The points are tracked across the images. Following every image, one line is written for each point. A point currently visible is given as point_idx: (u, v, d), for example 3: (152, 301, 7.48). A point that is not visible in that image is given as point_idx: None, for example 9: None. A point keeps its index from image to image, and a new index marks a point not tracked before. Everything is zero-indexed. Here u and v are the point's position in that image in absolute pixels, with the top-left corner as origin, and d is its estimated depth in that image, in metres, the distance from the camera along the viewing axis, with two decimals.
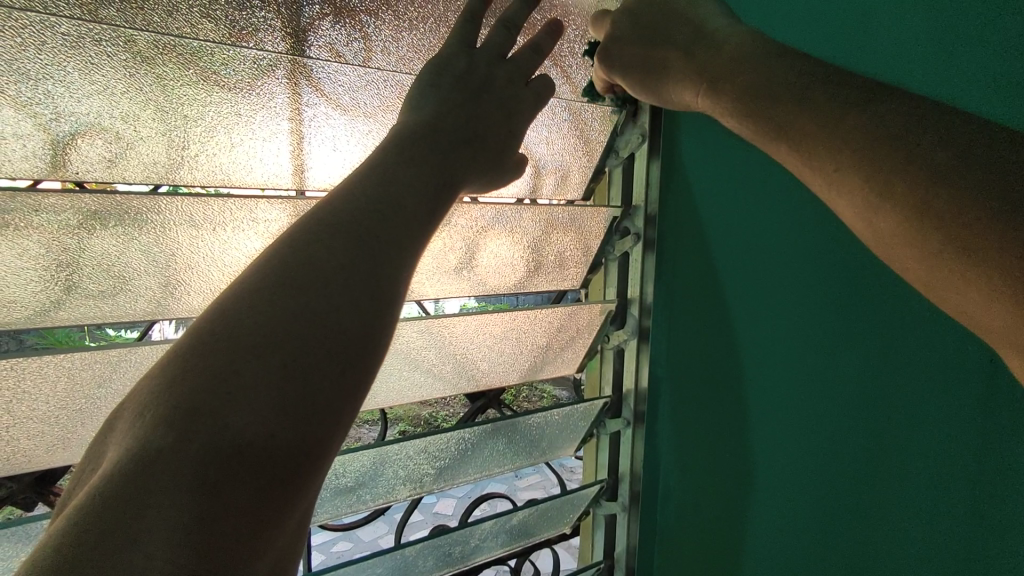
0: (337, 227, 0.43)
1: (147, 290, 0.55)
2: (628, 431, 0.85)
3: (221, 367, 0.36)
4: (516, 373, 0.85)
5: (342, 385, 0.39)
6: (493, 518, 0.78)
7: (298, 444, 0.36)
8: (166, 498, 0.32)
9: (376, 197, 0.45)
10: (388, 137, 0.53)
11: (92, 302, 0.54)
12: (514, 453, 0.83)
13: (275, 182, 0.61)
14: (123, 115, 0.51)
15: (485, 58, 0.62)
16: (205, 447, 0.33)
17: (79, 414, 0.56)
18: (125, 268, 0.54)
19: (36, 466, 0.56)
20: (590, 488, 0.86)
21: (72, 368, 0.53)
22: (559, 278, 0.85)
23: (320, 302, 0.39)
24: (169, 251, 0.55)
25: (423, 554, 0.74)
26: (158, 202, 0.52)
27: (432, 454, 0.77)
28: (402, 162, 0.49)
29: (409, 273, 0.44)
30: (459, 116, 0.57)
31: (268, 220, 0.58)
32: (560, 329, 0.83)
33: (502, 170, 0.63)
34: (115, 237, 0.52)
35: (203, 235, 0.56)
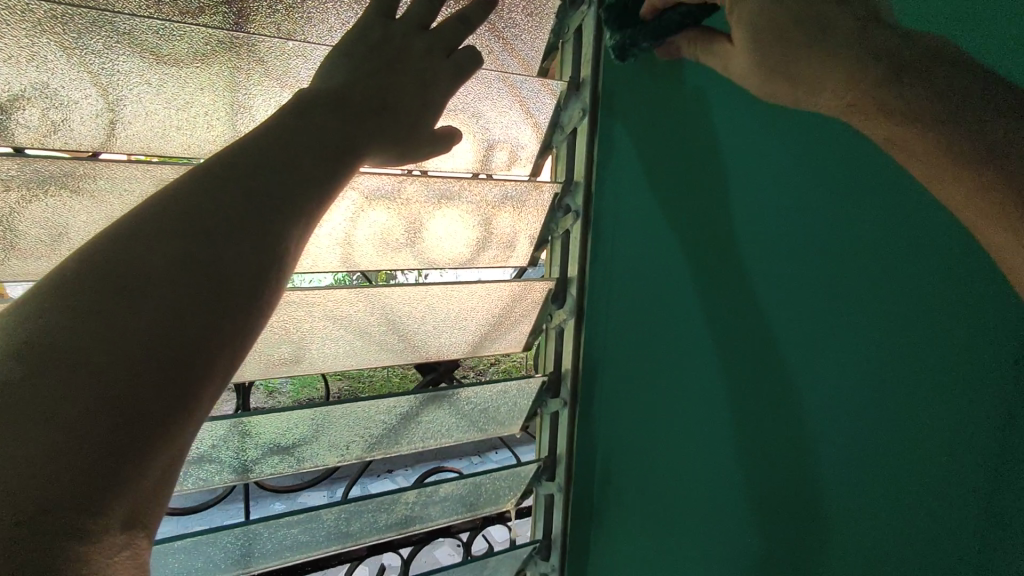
0: (222, 200, 0.43)
1: (77, 248, 0.61)
2: (566, 412, 0.83)
3: (79, 320, 0.35)
4: (462, 346, 0.86)
5: (221, 336, 0.39)
6: (422, 489, 0.79)
7: (160, 404, 0.35)
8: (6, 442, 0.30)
9: (266, 175, 0.46)
10: (290, 103, 0.53)
11: (26, 257, 0.59)
12: (457, 425, 0.85)
13: (207, 149, 0.65)
14: (34, 84, 0.54)
15: (404, 29, 0.61)
16: (56, 394, 0.32)
17: None
18: (52, 226, 0.58)
19: None
20: (524, 466, 0.86)
21: None
22: (507, 254, 0.84)
23: (196, 267, 0.39)
24: (91, 213, 0.59)
25: (351, 517, 0.77)
26: (71, 166, 0.55)
27: (366, 422, 0.79)
28: (300, 127, 0.50)
29: (297, 240, 0.46)
30: (368, 89, 0.57)
31: None
32: (503, 306, 0.83)
33: (418, 140, 0.63)
34: (34, 200, 0.56)
35: (125, 199, 0.60)
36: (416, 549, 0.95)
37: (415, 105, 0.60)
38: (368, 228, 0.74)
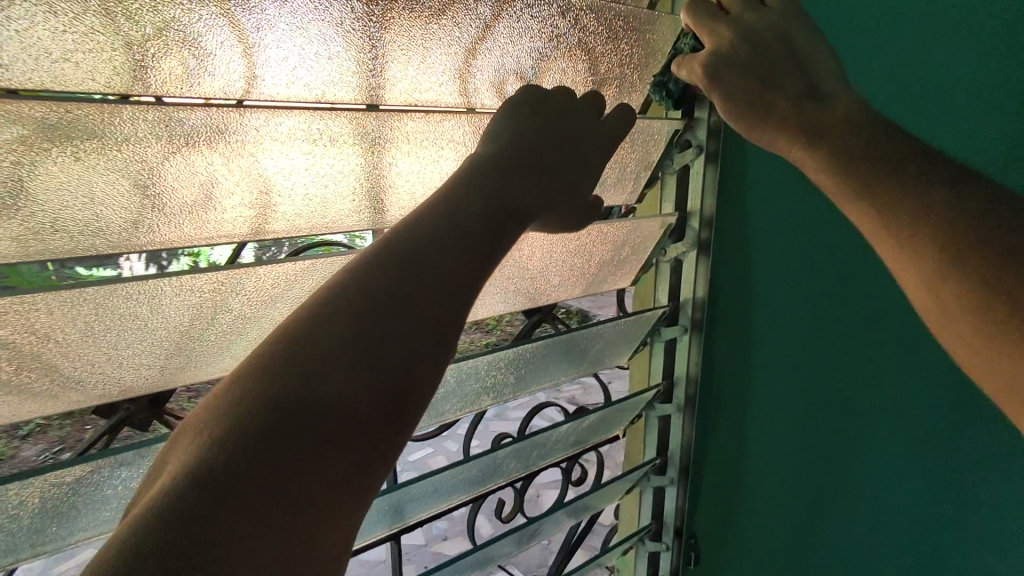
0: (395, 263, 0.48)
1: (236, 211, 0.54)
2: (685, 338, 0.88)
3: (304, 374, 0.41)
4: (577, 289, 0.86)
5: (392, 415, 0.42)
6: (569, 421, 0.83)
7: (364, 443, 0.40)
8: (243, 480, 0.35)
9: (433, 239, 0.50)
10: (464, 172, 0.58)
11: (179, 223, 0.52)
12: (578, 364, 0.86)
13: (354, 98, 0.57)
14: (206, 21, 0.47)
15: (563, 98, 0.66)
16: (293, 443, 0.38)
17: (181, 342, 0.55)
18: (212, 186, 0.52)
19: (143, 392, 0.56)
20: (646, 393, 0.89)
21: (169, 296, 0.51)
22: (620, 194, 0.83)
23: (384, 325, 0.44)
24: (257, 169, 0.53)
25: (507, 454, 0.80)
26: (247, 116, 0.50)
27: (511, 367, 0.79)
28: (473, 195, 0.55)
29: (459, 310, 0.48)
30: (531, 152, 0.61)
31: (351, 136, 0.56)
32: (623, 244, 0.83)
33: (583, 197, 0.66)
34: (204, 154, 0.50)
35: (292, 153, 0.54)
36: (527, 484, 0.98)
37: (578, 167, 0.64)
38: None
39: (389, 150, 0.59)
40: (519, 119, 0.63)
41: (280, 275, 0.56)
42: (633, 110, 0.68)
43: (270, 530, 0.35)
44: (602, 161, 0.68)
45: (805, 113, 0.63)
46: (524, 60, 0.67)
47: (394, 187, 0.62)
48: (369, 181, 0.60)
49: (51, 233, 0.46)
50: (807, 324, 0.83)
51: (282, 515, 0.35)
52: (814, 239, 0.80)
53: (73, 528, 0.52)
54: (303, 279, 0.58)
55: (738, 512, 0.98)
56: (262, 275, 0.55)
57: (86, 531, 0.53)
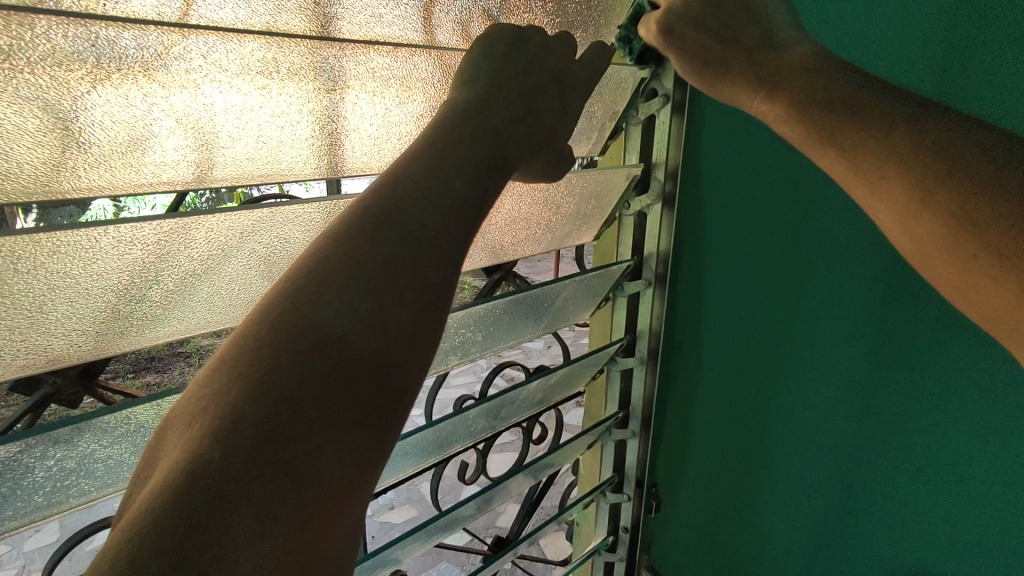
0: (380, 230, 0.45)
1: (179, 154, 0.47)
2: (648, 292, 0.88)
3: (296, 359, 0.38)
4: (542, 244, 0.83)
5: (392, 388, 0.41)
6: (535, 379, 0.81)
7: (365, 420, 0.39)
8: (245, 482, 0.34)
9: (417, 204, 0.47)
10: (441, 119, 0.54)
11: (112, 165, 0.45)
12: (543, 320, 0.84)
13: (308, 27, 0.51)
14: None
15: (537, 36, 0.61)
16: (292, 435, 0.36)
17: (121, 303, 0.48)
18: (150, 125, 0.45)
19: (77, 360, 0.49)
20: (610, 348, 0.89)
21: (105, 250, 0.44)
22: (586, 144, 0.80)
23: (375, 300, 0.42)
24: (201, 106, 0.46)
25: (474, 416, 0.77)
26: (188, 39, 0.43)
27: (478, 324, 0.76)
28: (453, 146, 0.52)
29: (450, 272, 0.46)
30: (513, 97, 0.57)
31: (305, 71, 0.50)
32: (589, 195, 0.81)
33: (558, 151, 0.63)
34: (138, 85, 0.43)
35: (242, 88, 0.47)
36: (490, 444, 0.97)
37: (556, 114, 0.61)
38: None
39: (347, 89, 0.53)
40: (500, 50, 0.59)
41: (233, 227, 0.50)
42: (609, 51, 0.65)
43: (277, 532, 0.34)
44: (577, 105, 0.64)
45: (778, 55, 0.62)
46: None
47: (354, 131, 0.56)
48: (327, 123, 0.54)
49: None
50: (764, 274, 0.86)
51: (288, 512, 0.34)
52: (776, 188, 0.81)
53: None
54: (258, 231, 0.52)
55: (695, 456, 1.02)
56: (212, 226, 0.49)
57: (17, 521, 0.46)
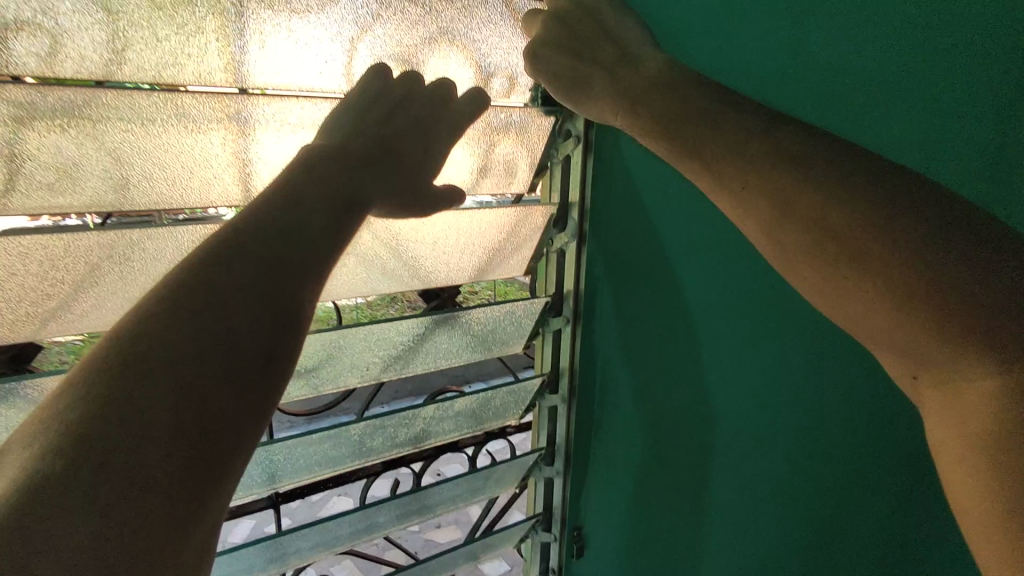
0: (242, 253, 0.49)
1: (92, 183, 0.61)
2: (567, 328, 0.89)
3: (142, 372, 0.42)
4: (465, 275, 0.88)
5: (246, 402, 0.45)
6: (437, 404, 0.85)
7: (217, 433, 0.42)
8: (89, 481, 0.37)
9: (272, 231, 0.51)
10: (296, 161, 0.59)
11: (41, 192, 0.59)
12: (463, 348, 0.88)
13: (210, 79, 0.64)
14: (44, 8, 0.54)
15: (403, 86, 0.68)
16: (137, 444, 0.39)
17: (30, 300, 0.60)
18: (68, 162, 0.58)
19: (1, 341, 0.61)
20: (528, 381, 0.91)
21: (11, 257, 0.56)
22: (506, 182, 0.84)
23: (230, 322, 0.46)
24: (107, 146, 0.59)
25: (372, 433, 0.82)
26: (98, 94, 0.56)
27: (381, 344, 0.81)
28: (308, 183, 0.56)
29: (310, 293, 0.51)
30: (371, 140, 0.63)
31: (202, 115, 0.63)
32: (508, 230, 0.85)
33: (424, 191, 0.67)
34: (52, 131, 0.56)
35: (136, 130, 0.60)
36: (426, 463, 1.02)
37: (417, 155, 0.67)
38: None
39: (255, 132, 0.67)
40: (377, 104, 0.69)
41: (121, 241, 0.61)
42: (484, 101, 0.71)
43: (125, 532, 0.36)
44: (448, 147, 0.70)
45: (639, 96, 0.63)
46: (395, 48, 0.73)
47: (266, 164, 0.70)
48: (235, 156, 0.67)
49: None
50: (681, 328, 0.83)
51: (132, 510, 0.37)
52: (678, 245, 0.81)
53: None
54: (146, 246, 0.62)
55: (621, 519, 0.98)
56: (103, 243, 0.60)
57: None
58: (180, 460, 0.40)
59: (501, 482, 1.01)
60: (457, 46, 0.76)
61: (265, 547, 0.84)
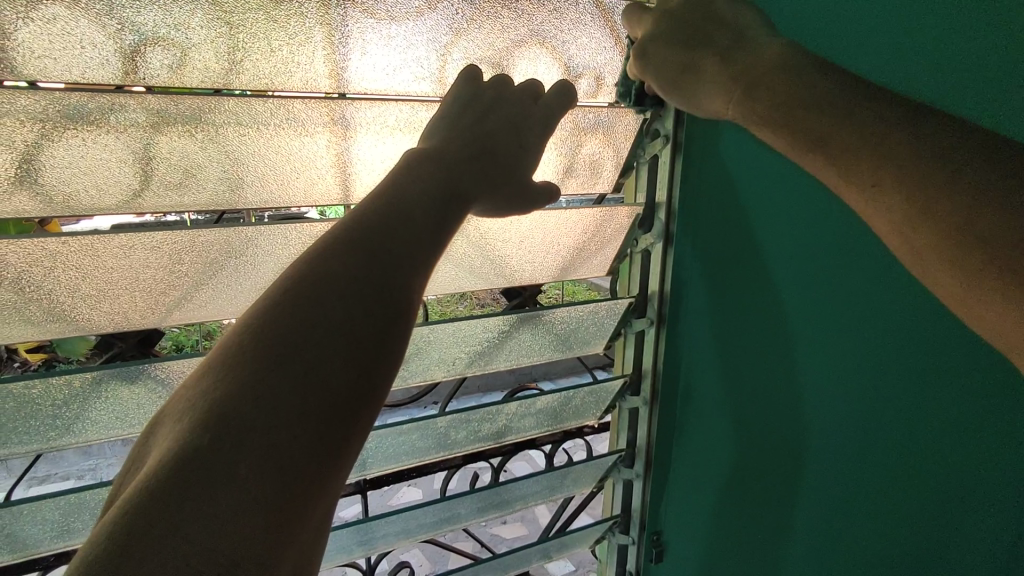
0: (355, 247, 0.50)
1: (210, 183, 0.66)
2: (651, 330, 0.88)
3: (271, 358, 0.43)
4: (547, 274, 0.88)
5: (361, 389, 0.45)
6: (519, 401, 0.86)
7: (337, 419, 0.43)
8: (230, 460, 0.38)
9: (382, 226, 0.52)
10: (398, 164, 0.60)
11: (167, 192, 0.64)
12: (543, 346, 0.89)
13: (315, 85, 0.67)
14: (176, 23, 0.58)
15: (492, 87, 0.69)
16: (268, 424, 0.40)
17: (152, 291, 0.65)
18: (191, 163, 0.64)
19: (129, 328, 0.68)
20: (611, 382, 0.91)
21: (141, 248, 0.62)
22: (591, 182, 0.84)
23: (347, 314, 0.47)
24: (223, 148, 0.64)
25: (454, 427, 0.84)
26: (220, 101, 0.61)
27: (465, 340, 0.82)
28: (411, 182, 0.57)
29: (417, 286, 0.51)
30: (466, 141, 0.64)
31: (306, 118, 0.67)
32: (592, 231, 0.85)
33: (524, 189, 0.67)
34: (178, 136, 0.61)
35: (251, 134, 0.65)
36: (504, 458, 1.03)
37: (513, 150, 0.66)
38: None
39: (356, 132, 0.71)
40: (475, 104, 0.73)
41: (235, 235, 0.66)
42: (570, 93, 0.71)
43: (259, 508, 0.38)
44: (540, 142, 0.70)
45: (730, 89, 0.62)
46: (486, 51, 0.74)
47: (368, 166, 0.74)
48: (334, 157, 0.71)
49: (50, 192, 0.59)
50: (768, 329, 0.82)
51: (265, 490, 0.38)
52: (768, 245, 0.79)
53: (73, 433, 0.66)
54: (257, 240, 0.67)
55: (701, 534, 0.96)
56: (218, 237, 0.65)
57: (84, 436, 0.67)
58: (306, 443, 0.41)
59: (579, 483, 1.00)
60: (546, 48, 0.76)
61: (355, 530, 0.89)
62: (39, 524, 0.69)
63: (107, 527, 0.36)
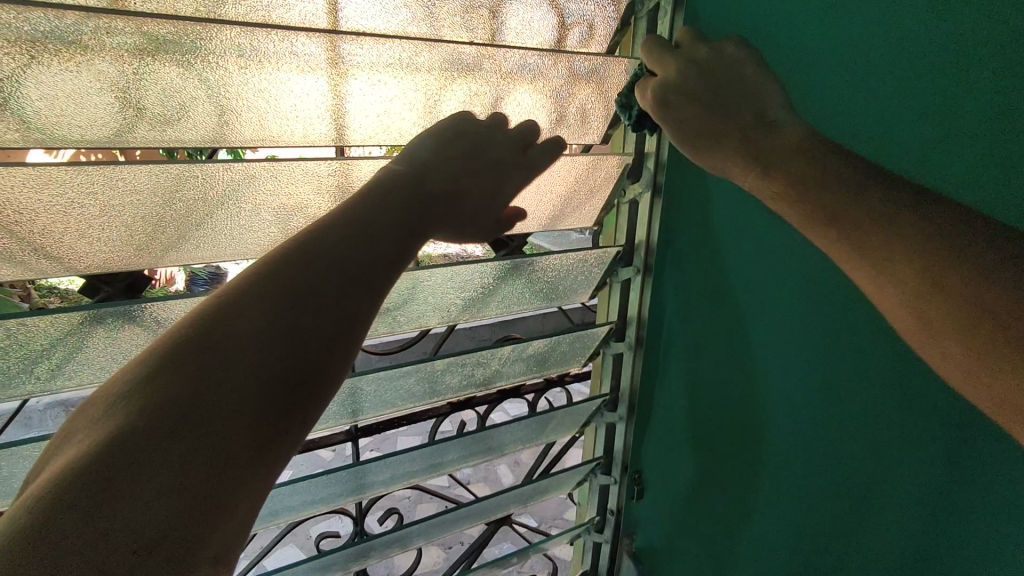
0: (318, 246, 0.51)
1: (203, 117, 0.64)
2: (637, 279, 0.90)
3: (258, 323, 0.46)
4: (536, 224, 0.89)
5: (306, 394, 0.45)
6: (513, 344, 0.88)
7: (275, 419, 0.43)
8: (156, 452, 0.38)
9: (349, 229, 0.53)
10: (373, 179, 0.61)
11: (159, 123, 0.62)
12: (533, 293, 0.91)
13: (312, 21, 0.66)
14: None
15: (493, 126, 0.71)
16: (208, 414, 0.41)
17: (147, 227, 0.64)
18: (182, 95, 0.62)
19: (116, 268, 0.66)
20: (598, 329, 0.94)
21: (134, 181, 0.59)
22: (581, 132, 0.86)
23: (331, 294, 0.49)
24: (220, 80, 0.62)
25: (450, 370, 0.85)
26: (220, 30, 0.58)
27: (460, 285, 0.83)
28: (384, 192, 0.58)
29: (376, 294, 0.52)
30: (445, 164, 0.65)
31: (307, 53, 0.65)
32: (581, 180, 0.86)
33: (486, 222, 0.68)
34: (173, 64, 0.59)
35: (250, 67, 0.63)
36: (489, 406, 1.06)
37: (492, 183, 0.67)
38: (452, 102, 0.79)
39: (354, 72, 0.69)
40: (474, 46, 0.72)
41: (235, 174, 0.64)
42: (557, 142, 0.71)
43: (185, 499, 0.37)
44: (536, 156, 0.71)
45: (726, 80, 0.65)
46: None
47: (363, 104, 0.73)
48: (330, 97, 0.70)
49: (30, 124, 0.56)
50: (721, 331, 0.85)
51: (235, 451, 0.41)
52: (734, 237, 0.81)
53: (60, 376, 0.65)
54: (253, 181, 0.65)
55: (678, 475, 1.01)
56: (215, 173, 0.63)
57: (74, 378, 0.66)
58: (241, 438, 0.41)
59: (562, 427, 1.04)
60: None
61: (346, 476, 0.89)
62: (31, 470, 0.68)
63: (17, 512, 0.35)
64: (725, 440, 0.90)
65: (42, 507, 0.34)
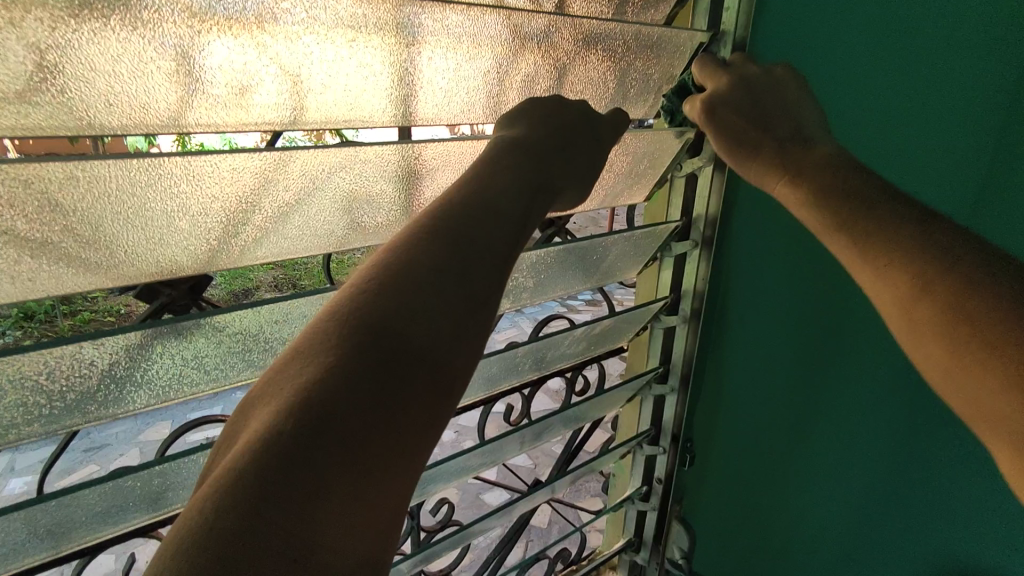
0: (437, 237, 0.49)
1: (271, 99, 0.54)
2: (694, 252, 0.92)
3: (385, 313, 0.45)
4: (593, 203, 0.85)
5: (437, 388, 0.44)
6: (584, 325, 0.88)
7: (411, 418, 0.42)
8: (304, 456, 0.37)
9: (462, 216, 0.51)
10: (487, 156, 0.59)
11: (221, 107, 0.52)
12: (592, 273, 0.90)
13: None
14: None
15: (573, 105, 0.66)
16: (350, 415, 0.39)
17: (209, 226, 0.54)
18: (250, 75, 0.51)
19: (169, 276, 0.55)
20: (653, 305, 0.94)
21: (200, 168, 0.49)
22: (641, 106, 0.82)
23: (452, 280, 0.47)
24: (298, 58, 0.52)
25: (527, 355, 0.85)
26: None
27: (534, 270, 0.81)
28: (499, 175, 0.56)
29: (496, 284, 0.50)
30: (552, 134, 0.62)
31: (398, 23, 0.55)
32: (643, 157, 0.82)
33: (583, 187, 0.64)
34: (249, 37, 0.49)
35: (329, 41, 0.52)
36: (534, 390, 1.05)
37: (591, 150, 0.64)
38: None
39: (424, 45, 0.58)
40: (552, 16, 0.62)
41: (323, 163, 0.56)
42: (625, 121, 0.69)
43: (333, 512, 0.37)
44: (609, 142, 0.69)
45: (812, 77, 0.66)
46: None
47: (426, 85, 0.62)
48: (396, 78, 0.59)
49: (51, 108, 0.44)
50: (782, 297, 0.95)
51: (377, 450, 0.40)
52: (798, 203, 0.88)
53: (115, 408, 0.54)
54: (347, 165, 0.57)
55: (729, 430, 1.10)
56: (313, 163, 0.55)
57: (122, 409, 0.54)
58: (380, 438, 0.40)
59: (609, 403, 1.04)
60: None
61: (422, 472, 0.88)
62: (67, 518, 0.56)
63: (188, 521, 0.35)
64: (784, 390, 1.01)
65: (209, 505, 0.35)
